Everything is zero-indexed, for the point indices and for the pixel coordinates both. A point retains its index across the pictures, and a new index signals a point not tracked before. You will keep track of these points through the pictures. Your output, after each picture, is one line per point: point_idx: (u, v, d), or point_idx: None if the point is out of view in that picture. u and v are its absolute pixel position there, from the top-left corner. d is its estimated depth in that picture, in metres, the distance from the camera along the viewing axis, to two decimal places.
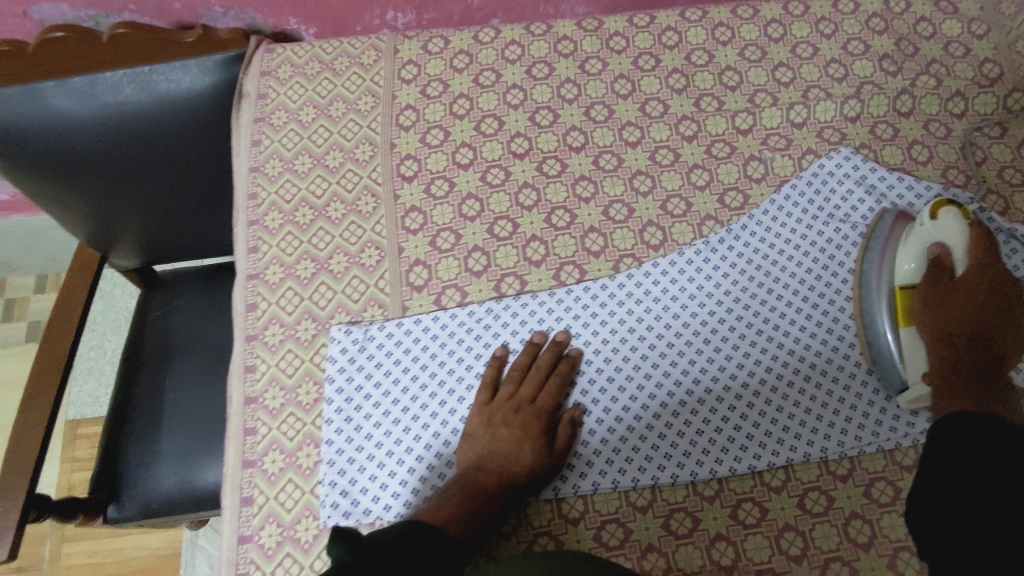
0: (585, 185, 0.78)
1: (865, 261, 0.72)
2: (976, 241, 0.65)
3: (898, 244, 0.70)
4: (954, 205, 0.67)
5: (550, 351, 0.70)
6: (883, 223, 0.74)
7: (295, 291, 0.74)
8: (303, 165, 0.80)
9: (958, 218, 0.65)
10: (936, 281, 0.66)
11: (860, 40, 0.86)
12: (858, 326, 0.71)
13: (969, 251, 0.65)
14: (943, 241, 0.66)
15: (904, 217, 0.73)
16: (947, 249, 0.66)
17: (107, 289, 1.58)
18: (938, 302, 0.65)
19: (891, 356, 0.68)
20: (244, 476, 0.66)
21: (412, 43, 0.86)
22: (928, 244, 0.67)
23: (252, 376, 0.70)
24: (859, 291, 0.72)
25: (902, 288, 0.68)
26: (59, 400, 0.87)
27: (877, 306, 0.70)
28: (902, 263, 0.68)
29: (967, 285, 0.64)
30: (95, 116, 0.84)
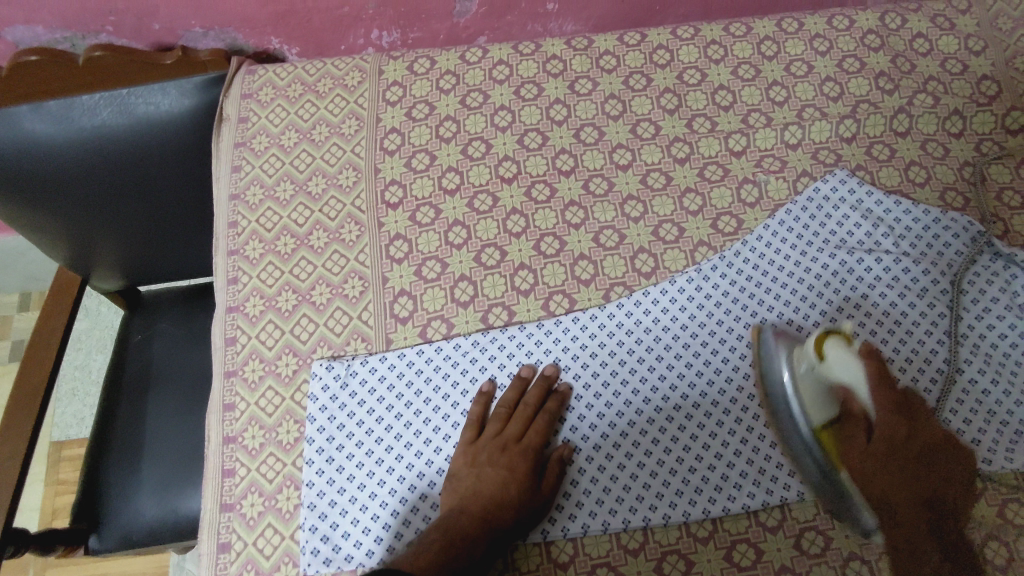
0: (575, 210, 0.76)
1: (762, 372, 0.66)
2: (883, 410, 0.59)
3: (788, 363, 0.63)
4: (834, 338, 0.60)
5: (538, 386, 0.67)
6: (761, 341, 0.66)
7: (275, 323, 0.71)
8: (284, 192, 0.77)
9: (843, 354, 0.59)
10: (851, 433, 0.60)
11: (855, 58, 0.84)
12: (784, 449, 0.64)
13: (870, 385, 0.59)
14: (848, 382, 0.59)
15: (783, 334, 0.66)
16: (852, 391, 0.60)
17: (92, 307, 1.56)
18: (863, 458, 0.59)
19: (817, 475, 0.61)
20: (221, 521, 0.64)
21: (397, 64, 0.83)
22: (830, 386, 0.60)
23: (230, 414, 0.68)
24: (771, 409, 0.64)
25: (822, 430, 0.60)
26: (35, 433, 0.84)
27: (791, 423, 0.62)
28: (815, 408, 0.60)
29: (898, 457, 0.59)
30: (71, 141, 0.82)
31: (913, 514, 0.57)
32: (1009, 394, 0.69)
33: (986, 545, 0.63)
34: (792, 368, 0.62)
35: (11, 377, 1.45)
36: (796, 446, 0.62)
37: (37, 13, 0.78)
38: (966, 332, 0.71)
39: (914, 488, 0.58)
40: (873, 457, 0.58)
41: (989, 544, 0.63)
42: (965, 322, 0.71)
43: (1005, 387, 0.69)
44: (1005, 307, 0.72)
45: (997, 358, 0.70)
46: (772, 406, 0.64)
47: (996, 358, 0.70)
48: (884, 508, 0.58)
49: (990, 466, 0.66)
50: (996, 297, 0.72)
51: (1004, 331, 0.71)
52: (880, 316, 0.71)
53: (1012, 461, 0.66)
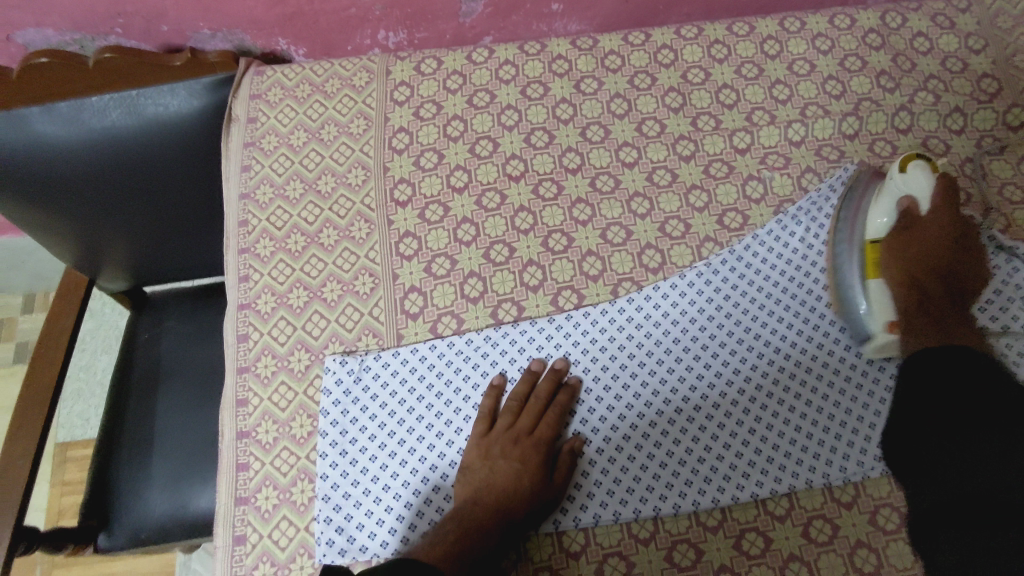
0: (582, 207, 0.77)
1: (836, 216, 0.76)
2: (938, 208, 0.70)
3: (871, 200, 0.74)
4: (923, 160, 0.71)
5: (549, 380, 0.68)
6: (859, 181, 0.76)
7: (287, 320, 0.72)
8: (294, 191, 0.78)
9: (927, 172, 0.70)
10: (904, 241, 0.70)
11: (857, 56, 0.85)
12: (830, 277, 0.74)
13: (932, 203, 0.70)
14: (915, 195, 0.70)
15: (877, 176, 0.76)
16: (915, 203, 0.70)
17: (97, 308, 1.56)
18: (902, 253, 0.70)
19: (861, 305, 0.71)
20: (237, 514, 0.65)
21: (404, 64, 0.84)
22: (898, 199, 0.71)
23: (243, 409, 0.69)
24: (832, 245, 0.75)
25: (875, 244, 0.71)
26: (45, 432, 0.85)
27: (848, 263, 0.73)
28: (874, 223, 0.72)
29: (920, 270, 0.69)
30: (82, 142, 0.83)
31: (945, 318, 0.67)
32: None
33: None
34: (869, 199, 0.74)
35: (17, 378, 1.46)
36: (843, 265, 0.73)
37: (47, 16, 0.79)
38: None
39: (945, 310, 0.67)
40: (911, 248, 0.70)
41: None
42: None
43: None
44: (1006, 300, 0.73)
45: (999, 349, 0.71)
46: (835, 232, 0.75)
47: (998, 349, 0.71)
48: (929, 320, 0.66)
49: None
50: (997, 290, 0.73)
51: (1005, 323, 0.72)
52: None
53: None
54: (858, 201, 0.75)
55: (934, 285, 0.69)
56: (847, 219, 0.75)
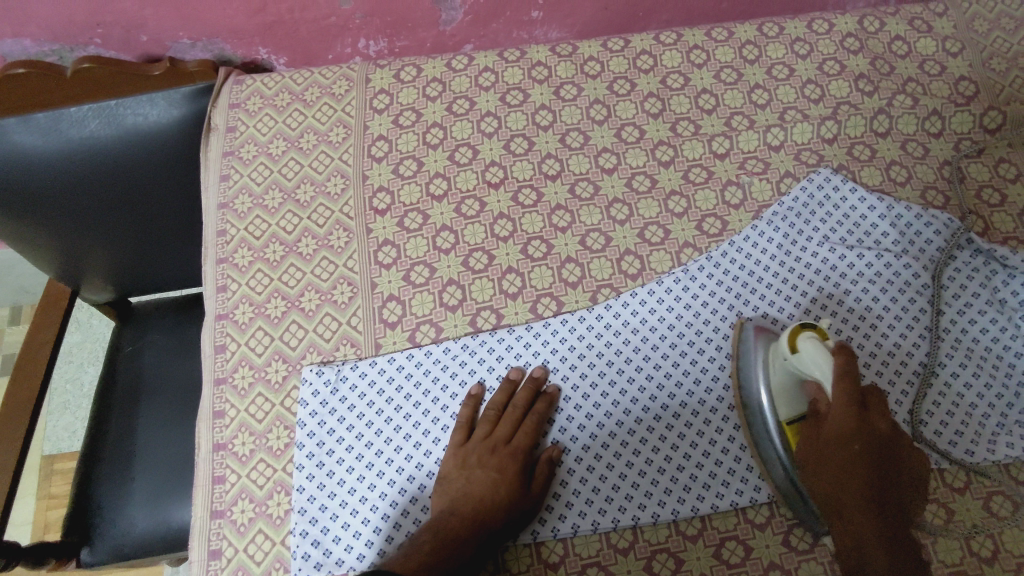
0: (562, 214, 0.77)
1: (740, 373, 0.68)
2: (841, 401, 0.59)
3: (766, 349, 0.66)
4: (811, 332, 0.61)
5: (527, 388, 0.68)
6: (747, 337, 0.68)
7: (265, 330, 0.72)
8: (272, 200, 0.78)
9: (818, 348, 0.59)
10: (816, 427, 0.61)
11: (836, 60, 0.85)
12: (747, 436, 0.66)
13: (834, 389, 0.59)
14: (815, 377, 0.60)
15: (763, 331, 0.68)
16: (819, 384, 0.61)
17: (83, 319, 1.55)
18: (813, 454, 0.61)
19: (785, 476, 0.63)
20: (212, 527, 0.64)
21: (383, 72, 0.84)
22: (795, 376, 0.62)
23: (220, 421, 0.68)
24: (739, 379, 0.67)
25: (788, 425, 0.62)
26: (24, 446, 0.84)
27: (762, 427, 0.64)
28: (784, 403, 0.63)
29: (831, 468, 0.60)
30: (61, 153, 0.82)
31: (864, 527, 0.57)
32: (990, 387, 0.70)
33: (973, 537, 0.63)
34: (766, 361, 0.65)
35: (2, 391, 1.44)
36: (761, 436, 0.65)
37: (25, 27, 0.79)
38: (948, 326, 0.72)
39: (860, 522, 0.57)
40: (819, 442, 0.61)
41: (975, 536, 0.64)
42: (947, 316, 0.72)
43: (988, 380, 0.70)
44: (986, 302, 0.73)
45: (979, 352, 0.71)
46: (745, 400, 0.66)
47: (978, 352, 0.71)
48: (840, 516, 0.58)
49: (974, 457, 0.67)
50: (976, 293, 0.73)
51: (985, 325, 0.72)
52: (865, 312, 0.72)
53: (996, 453, 0.67)
54: (760, 360, 0.66)
55: (857, 473, 0.58)
56: (755, 386, 0.65)
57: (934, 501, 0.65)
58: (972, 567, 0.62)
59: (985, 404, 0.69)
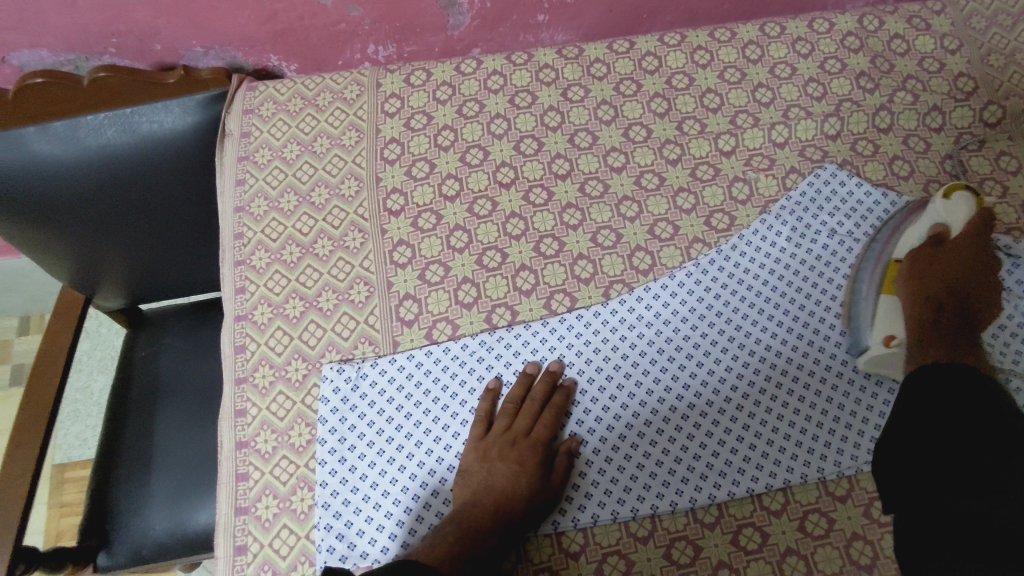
0: (573, 212, 0.78)
1: (876, 237, 0.76)
2: (970, 236, 0.68)
3: (911, 222, 0.73)
4: (966, 189, 0.69)
5: (544, 382, 0.69)
6: (899, 213, 0.76)
7: (284, 330, 0.73)
8: (289, 203, 0.79)
9: (966, 198, 0.69)
10: (922, 259, 0.69)
11: (837, 59, 0.87)
12: (846, 295, 0.74)
13: (963, 230, 0.68)
14: (945, 220, 0.69)
15: (918, 209, 0.75)
16: (946, 229, 0.69)
17: (93, 328, 1.56)
18: (908, 291, 0.68)
19: (868, 322, 0.71)
20: (238, 523, 0.65)
21: (394, 77, 0.86)
22: (931, 223, 0.70)
23: (242, 420, 0.69)
24: (860, 265, 0.74)
25: (894, 263, 0.71)
26: (43, 450, 0.85)
27: (869, 277, 0.73)
28: (902, 246, 0.72)
29: (924, 286, 0.67)
30: (78, 160, 0.83)
31: (945, 333, 0.64)
32: (998, 373, 0.71)
33: None
34: (906, 226, 0.73)
35: (13, 401, 1.45)
36: (858, 290, 0.73)
37: (41, 37, 0.80)
38: None
39: (951, 326, 0.64)
40: (924, 263, 0.68)
41: None
42: None
43: (996, 366, 0.71)
44: None
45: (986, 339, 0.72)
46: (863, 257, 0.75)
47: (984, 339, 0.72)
48: (925, 342, 0.63)
49: None
50: None
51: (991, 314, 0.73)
52: None
53: None
54: (897, 229, 0.74)
55: (952, 270, 0.67)
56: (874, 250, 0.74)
57: None
58: None
59: None
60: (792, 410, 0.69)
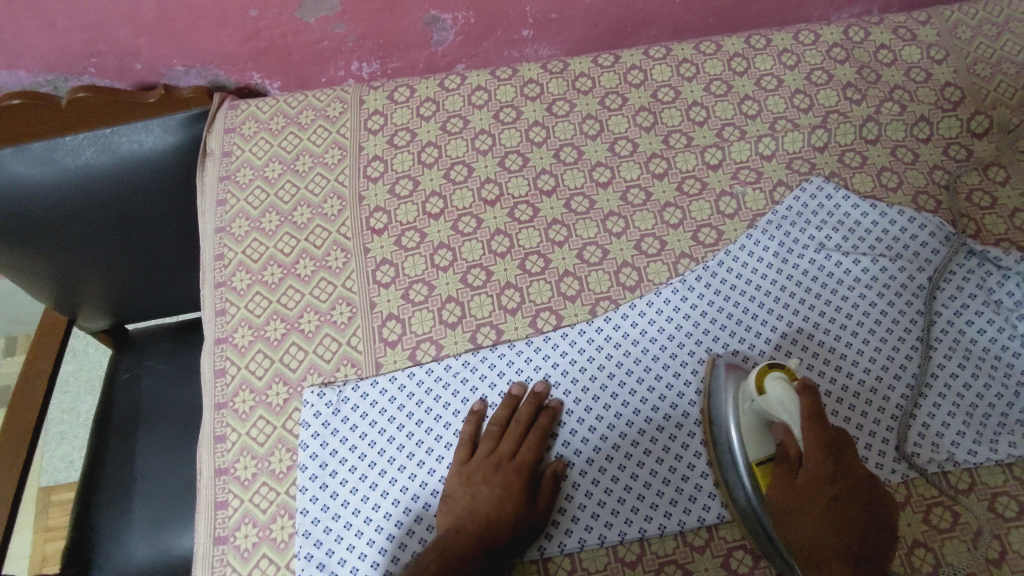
0: (558, 228, 0.77)
1: (711, 404, 0.67)
2: (812, 446, 0.59)
3: (737, 390, 0.65)
4: (777, 373, 0.61)
5: (529, 403, 0.68)
6: (716, 377, 0.67)
7: (265, 353, 0.71)
8: (270, 222, 0.78)
9: (783, 389, 0.59)
10: (784, 479, 0.59)
11: (823, 70, 0.87)
12: (723, 493, 0.64)
13: (806, 426, 0.59)
14: (778, 415, 0.60)
15: (734, 368, 0.67)
16: (789, 428, 0.60)
17: (79, 348, 1.54)
18: (783, 512, 0.59)
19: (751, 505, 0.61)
20: (216, 554, 0.63)
21: (377, 93, 0.85)
22: (769, 419, 0.61)
23: (221, 446, 0.68)
24: (710, 421, 0.66)
25: (757, 468, 0.61)
26: (23, 476, 0.83)
27: (733, 474, 0.63)
28: (753, 446, 0.62)
29: (806, 498, 0.58)
30: (57, 182, 0.82)
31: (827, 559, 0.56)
32: (990, 387, 0.70)
33: (981, 540, 0.64)
34: (738, 409, 0.63)
35: None
36: (737, 487, 0.62)
37: (19, 59, 0.80)
38: (945, 328, 0.73)
39: (859, 525, 0.57)
40: (790, 491, 0.59)
41: (983, 538, 0.64)
42: (944, 317, 0.73)
43: (988, 380, 0.70)
44: (982, 303, 0.74)
45: (978, 352, 0.71)
46: (718, 443, 0.64)
47: (976, 352, 0.71)
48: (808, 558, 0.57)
49: (977, 457, 0.67)
50: (973, 294, 0.74)
51: (982, 327, 0.73)
52: (863, 317, 0.73)
53: (999, 452, 0.67)
54: (730, 401, 0.65)
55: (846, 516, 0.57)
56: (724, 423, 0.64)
57: (939, 504, 0.65)
58: (980, 569, 0.63)
59: (985, 404, 0.70)
60: None
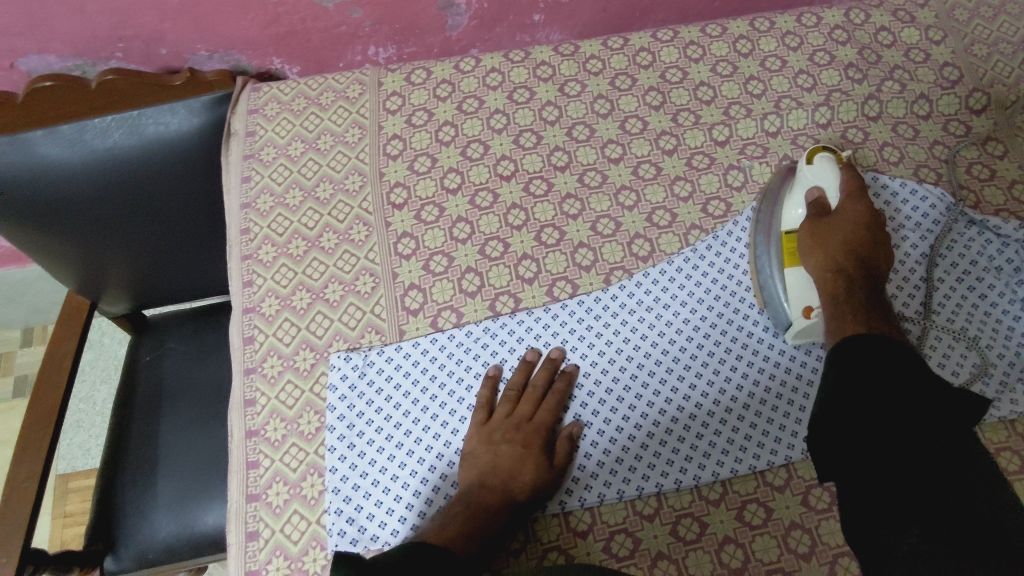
0: (572, 202, 0.80)
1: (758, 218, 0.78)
2: (847, 197, 0.72)
3: (788, 192, 0.77)
4: (827, 153, 0.75)
5: (547, 368, 0.71)
6: (776, 182, 0.79)
7: (291, 321, 0.74)
8: (294, 199, 0.81)
9: (832, 164, 0.74)
10: (817, 224, 0.71)
11: (825, 51, 0.90)
12: (753, 279, 0.75)
13: (842, 194, 0.73)
14: (825, 184, 0.73)
15: (790, 173, 0.79)
16: (824, 193, 0.73)
17: (95, 338, 1.57)
18: (820, 240, 0.70)
19: (782, 299, 0.72)
20: (249, 510, 0.66)
21: (395, 76, 0.88)
22: (811, 188, 0.74)
23: (251, 409, 0.70)
24: (754, 254, 0.76)
25: (790, 233, 0.73)
26: (52, 449, 0.86)
27: (769, 259, 0.74)
28: (790, 206, 0.75)
29: (831, 246, 0.70)
30: (85, 163, 0.85)
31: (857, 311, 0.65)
32: (991, 349, 0.73)
33: None
34: (787, 197, 0.76)
35: (18, 411, 1.45)
36: (766, 261, 0.75)
37: (50, 43, 0.82)
38: (948, 294, 0.75)
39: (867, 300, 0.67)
40: (823, 236, 0.70)
41: None
42: (946, 284, 0.76)
43: (989, 342, 0.73)
44: (983, 270, 0.76)
45: (979, 316, 0.74)
46: (758, 237, 0.76)
47: (978, 317, 0.74)
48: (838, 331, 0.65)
49: (979, 415, 0.70)
50: (974, 262, 0.77)
51: (984, 292, 0.75)
52: None
53: (1001, 410, 0.70)
54: (778, 207, 0.77)
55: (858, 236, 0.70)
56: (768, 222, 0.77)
57: None
58: None
59: (987, 365, 0.72)
60: (790, 389, 0.71)
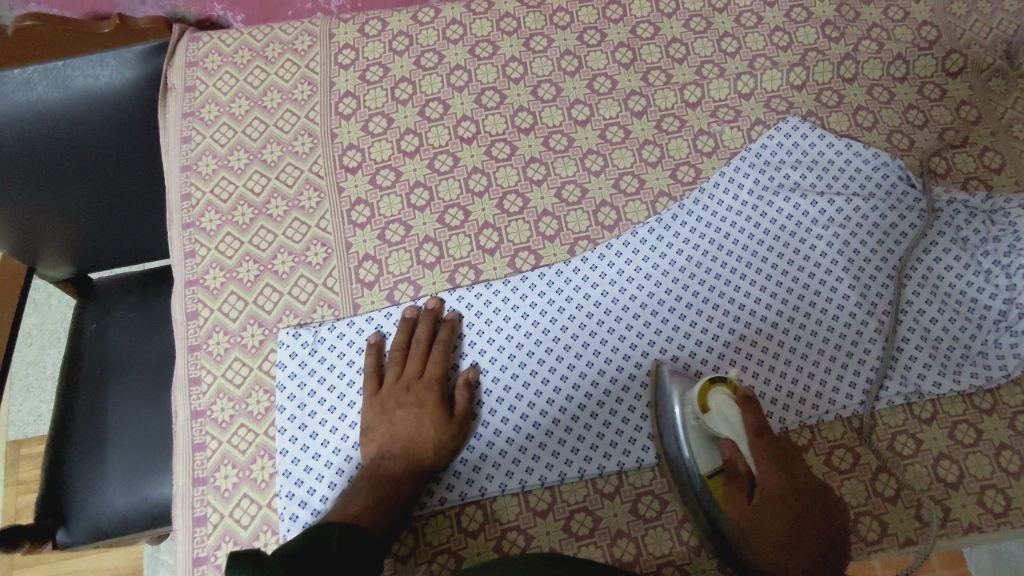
0: (537, 167, 0.76)
1: (662, 434, 0.64)
2: (763, 457, 0.60)
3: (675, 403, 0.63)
4: (721, 390, 0.62)
5: (426, 322, 0.68)
6: (661, 379, 0.65)
7: (238, 295, 0.70)
8: (238, 160, 0.76)
9: (729, 405, 0.61)
10: (739, 493, 0.60)
11: (803, 7, 0.86)
12: (682, 504, 0.63)
13: (753, 443, 0.60)
14: (731, 435, 0.60)
15: (679, 374, 0.65)
16: (734, 442, 0.60)
17: (42, 300, 1.49)
18: (739, 505, 0.59)
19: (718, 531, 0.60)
20: (195, 494, 0.63)
21: (347, 26, 0.82)
22: (718, 439, 0.61)
23: (196, 388, 0.67)
24: (660, 433, 0.64)
25: (711, 477, 0.60)
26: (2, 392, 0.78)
27: (683, 467, 0.61)
28: (700, 460, 0.61)
29: (756, 521, 0.59)
30: (3, 117, 0.76)
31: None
32: (954, 322, 0.72)
33: (939, 465, 0.67)
34: (685, 407, 0.62)
35: None
36: (681, 467, 0.62)
37: None
38: (915, 265, 0.74)
39: (798, 518, 0.59)
40: (751, 514, 0.59)
41: (941, 463, 0.67)
42: (914, 253, 0.74)
43: (952, 314, 0.72)
44: (951, 241, 0.75)
45: (942, 290, 0.73)
46: (668, 453, 0.63)
47: (943, 289, 0.73)
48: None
49: (940, 387, 0.69)
50: (943, 232, 0.75)
51: (950, 264, 0.74)
52: (836, 256, 0.73)
53: (960, 383, 0.70)
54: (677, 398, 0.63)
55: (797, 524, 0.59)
56: (675, 436, 0.62)
57: (903, 432, 0.68)
58: (939, 491, 0.66)
59: (949, 336, 0.72)
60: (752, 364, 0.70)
